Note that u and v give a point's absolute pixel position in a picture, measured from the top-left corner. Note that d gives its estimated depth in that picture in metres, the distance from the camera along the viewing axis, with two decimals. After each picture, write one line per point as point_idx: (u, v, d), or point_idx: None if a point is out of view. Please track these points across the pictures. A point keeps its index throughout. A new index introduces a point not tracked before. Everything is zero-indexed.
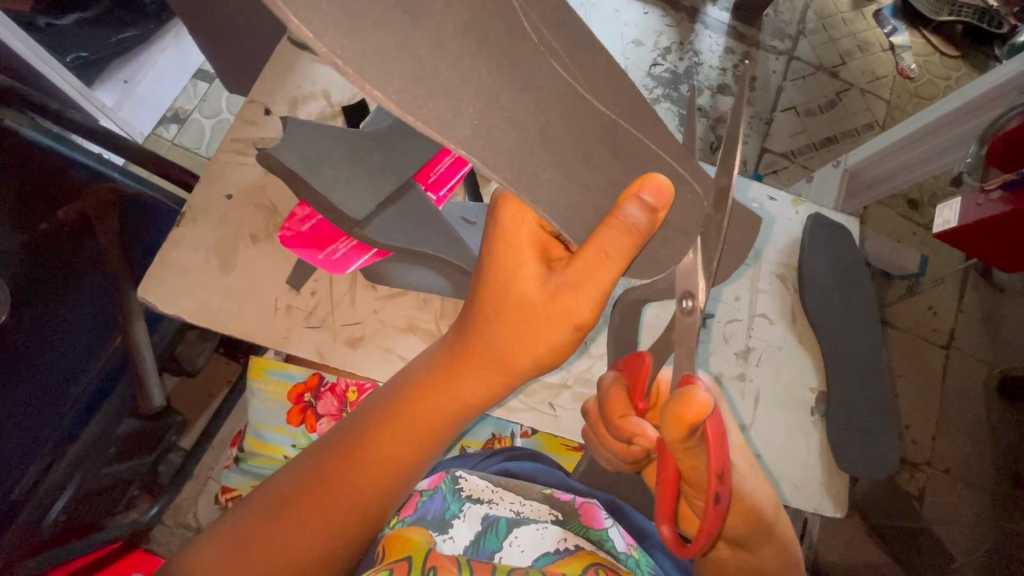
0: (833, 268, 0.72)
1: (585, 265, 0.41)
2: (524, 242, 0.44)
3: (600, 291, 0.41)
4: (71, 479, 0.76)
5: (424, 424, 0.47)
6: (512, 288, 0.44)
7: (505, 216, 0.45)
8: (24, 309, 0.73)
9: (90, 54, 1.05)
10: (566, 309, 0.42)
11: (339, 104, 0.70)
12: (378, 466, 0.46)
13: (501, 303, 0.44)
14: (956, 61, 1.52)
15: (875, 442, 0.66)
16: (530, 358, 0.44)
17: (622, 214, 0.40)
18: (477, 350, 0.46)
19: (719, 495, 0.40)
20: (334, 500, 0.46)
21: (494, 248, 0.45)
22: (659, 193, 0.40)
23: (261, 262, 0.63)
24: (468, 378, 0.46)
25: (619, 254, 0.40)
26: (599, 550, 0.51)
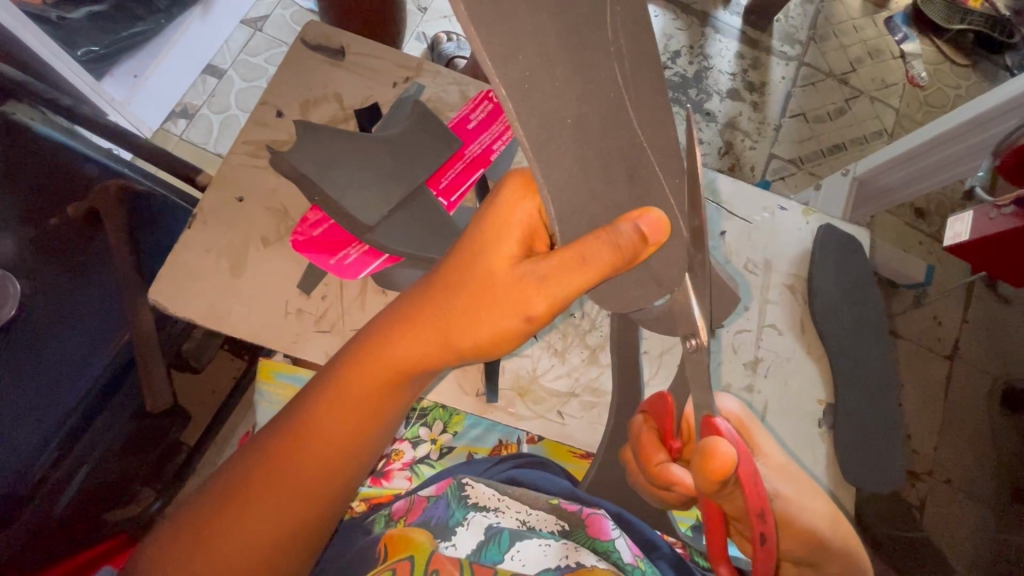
0: (843, 281, 0.71)
1: (560, 265, 0.43)
2: (514, 227, 0.46)
3: (568, 288, 0.43)
4: (82, 466, 0.78)
5: (366, 389, 0.48)
6: (487, 268, 0.45)
7: (500, 201, 0.46)
8: (34, 303, 0.74)
9: (100, 48, 1.06)
10: (538, 297, 0.44)
11: (351, 107, 0.69)
12: (324, 436, 0.48)
13: (466, 280, 0.46)
14: (967, 70, 1.51)
15: (883, 456, 0.66)
16: (488, 336, 0.46)
17: (614, 227, 0.41)
18: (419, 317, 0.47)
19: (764, 537, 0.43)
20: (284, 474, 0.48)
21: (481, 227, 0.46)
22: (655, 226, 0.42)
23: (272, 266, 0.63)
24: (413, 347, 0.47)
25: (593, 260, 0.41)
26: (601, 560, 0.51)
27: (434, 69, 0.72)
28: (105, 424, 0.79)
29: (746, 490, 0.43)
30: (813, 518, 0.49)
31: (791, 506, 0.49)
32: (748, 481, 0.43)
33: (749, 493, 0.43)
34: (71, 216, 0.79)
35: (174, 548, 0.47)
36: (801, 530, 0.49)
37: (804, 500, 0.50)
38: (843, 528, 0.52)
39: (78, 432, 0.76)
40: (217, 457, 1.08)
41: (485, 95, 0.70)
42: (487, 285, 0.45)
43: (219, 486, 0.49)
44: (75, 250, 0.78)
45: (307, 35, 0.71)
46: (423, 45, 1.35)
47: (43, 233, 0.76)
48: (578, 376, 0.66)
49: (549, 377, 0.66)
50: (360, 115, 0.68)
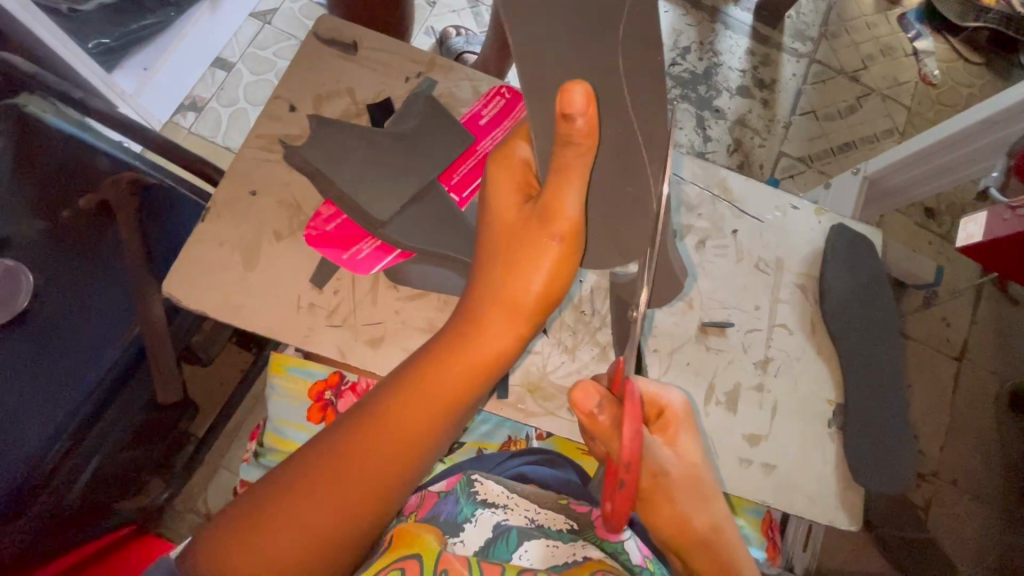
0: (856, 281, 0.71)
1: (552, 181, 0.45)
2: (507, 179, 0.51)
3: (571, 198, 0.45)
4: (93, 458, 0.79)
5: (449, 382, 0.47)
6: (506, 218, 0.50)
7: (491, 164, 0.52)
8: (48, 293, 0.75)
9: (111, 41, 1.06)
10: (555, 222, 0.46)
11: (364, 102, 0.69)
12: (404, 430, 0.46)
13: (488, 231, 0.51)
14: (980, 68, 1.50)
15: (894, 457, 0.66)
16: (532, 279, 0.48)
17: (560, 124, 0.42)
18: (501, 303, 0.48)
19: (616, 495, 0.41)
20: (358, 466, 0.45)
21: (489, 190, 0.52)
22: (583, 96, 0.41)
23: (284, 260, 0.63)
24: (479, 332, 0.48)
25: (573, 163, 0.44)
26: (609, 559, 0.52)
27: (446, 64, 0.72)
28: (117, 414, 0.80)
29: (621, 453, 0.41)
30: (687, 512, 0.48)
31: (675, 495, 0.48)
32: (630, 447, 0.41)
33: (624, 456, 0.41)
34: (83, 208, 0.79)
35: (231, 534, 0.44)
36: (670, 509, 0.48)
37: (691, 498, 0.49)
38: (720, 538, 0.50)
39: (88, 424, 0.77)
40: (226, 449, 1.09)
41: (497, 91, 0.69)
42: (510, 234, 0.50)
43: (284, 472, 0.46)
44: (88, 242, 0.79)
45: (319, 29, 0.71)
46: (432, 40, 1.35)
47: (56, 225, 0.77)
48: (588, 373, 0.66)
49: (559, 374, 0.66)
50: (373, 110, 0.68)
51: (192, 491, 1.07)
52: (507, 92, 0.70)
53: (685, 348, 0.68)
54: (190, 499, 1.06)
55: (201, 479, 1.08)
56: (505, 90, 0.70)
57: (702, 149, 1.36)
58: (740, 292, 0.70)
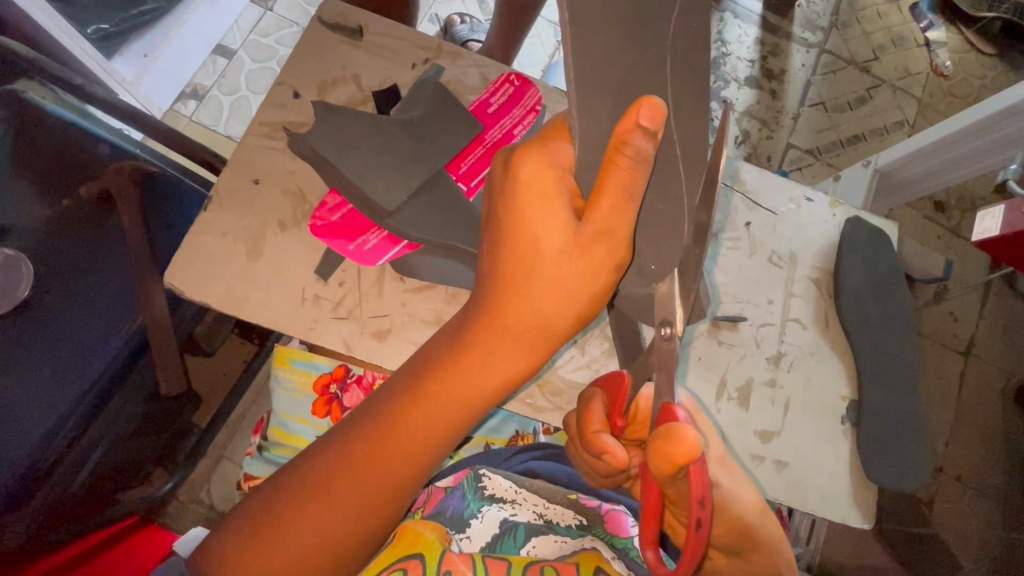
0: (870, 274, 0.70)
1: (614, 204, 0.40)
2: (546, 194, 0.42)
3: (628, 224, 0.41)
4: (98, 447, 0.79)
5: (455, 400, 0.46)
6: (543, 242, 0.43)
7: (523, 172, 0.42)
8: (47, 283, 0.72)
9: (109, 26, 1.05)
10: (607, 250, 0.42)
11: (369, 89, 0.68)
12: (409, 443, 0.47)
13: (527, 255, 0.44)
14: (993, 59, 1.47)
15: (906, 453, 0.65)
16: (574, 309, 0.45)
17: (628, 146, 0.39)
18: (531, 325, 0.45)
19: (699, 523, 0.39)
20: (363, 479, 0.46)
21: (513, 205, 0.43)
22: (654, 114, 0.38)
23: (288, 251, 0.62)
24: (503, 357, 0.46)
25: (636, 187, 0.40)
26: (617, 559, 0.50)
27: (454, 50, 0.70)
28: (121, 403, 0.81)
29: (693, 478, 0.41)
30: (742, 506, 0.48)
31: (726, 496, 0.47)
32: (697, 469, 0.41)
33: (694, 481, 0.41)
34: (84, 196, 0.77)
35: (239, 537, 0.46)
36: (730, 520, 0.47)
37: (739, 491, 0.49)
38: (771, 520, 0.50)
39: (91, 415, 0.77)
40: (228, 441, 1.09)
41: (506, 77, 0.68)
42: (557, 264, 0.43)
43: (288, 478, 0.48)
44: (91, 232, 0.78)
45: (323, 13, 0.69)
46: (436, 27, 1.32)
47: (57, 212, 0.75)
48: (597, 368, 0.65)
49: (568, 369, 0.65)
50: (378, 97, 0.67)
51: (194, 483, 1.06)
52: (516, 80, 0.68)
53: (696, 344, 0.67)
54: (192, 490, 1.06)
55: (203, 471, 1.07)
56: (514, 77, 0.68)
57: None
58: (752, 286, 0.69)
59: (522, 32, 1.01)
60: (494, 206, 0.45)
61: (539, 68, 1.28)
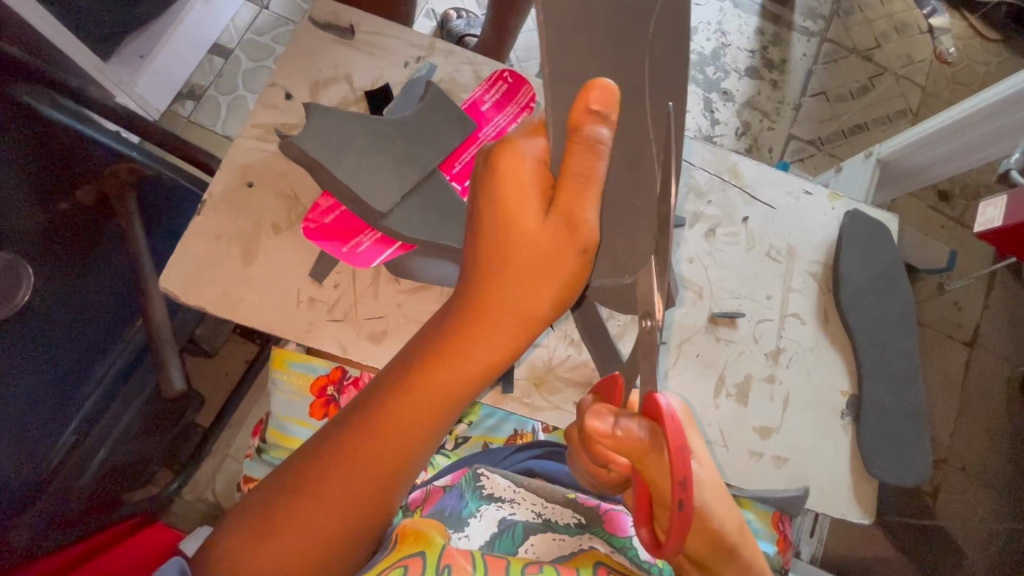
0: (869, 268, 0.69)
1: (575, 187, 0.41)
2: (514, 183, 0.43)
3: (592, 210, 0.42)
4: (104, 445, 0.81)
5: (444, 385, 0.47)
6: (517, 232, 0.44)
7: (500, 165, 0.43)
8: (47, 290, 0.71)
9: (103, 29, 1.01)
10: (574, 236, 0.43)
11: (362, 89, 0.67)
12: (402, 429, 0.47)
13: (501, 247, 0.45)
14: (997, 46, 1.45)
15: (908, 447, 0.65)
16: (549, 297, 0.45)
17: (581, 128, 0.40)
18: (507, 312, 0.46)
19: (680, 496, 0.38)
20: (358, 468, 0.47)
21: (487, 198, 0.45)
22: (605, 95, 0.39)
23: (283, 254, 0.62)
24: (477, 342, 0.46)
25: (594, 169, 0.41)
26: (614, 552, 0.52)
27: (447, 48, 0.70)
28: (122, 408, 0.82)
29: (673, 453, 0.40)
30: (720, 515, 0.47)
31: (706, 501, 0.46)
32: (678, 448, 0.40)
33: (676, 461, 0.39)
34: (81, 200, 0.77)
35: (239, 537, 0.46)
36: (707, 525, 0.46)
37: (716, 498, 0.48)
38: (749, 542, 0.49)
39: (91, 420, 0.78)
40: (232, 440, 1.09)
41: (499, 75, 0.67)
42: (531, 254, 0.44)
43: (284, 474, 0.48)
44: (91, 235, 0.78)
45: (315, 13, 0.68)
46: (432, 23, 1.32)
47: (54, 218, 0.73)
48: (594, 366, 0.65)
49: (565, 368, 0.65)
50: (371, 97, 0.67)
51: (199, 482, 1.07)
52: (510, 77, 0.67)
53: (694, 340, 0.66)
54: (197, 490, 1.06)
55: (207, 471, 1.08)
56: (508, 74, 0.67)
57: (709, 133, 1.32)
58: (751, 281, 0.69)
59: (517, 27, 1.00)
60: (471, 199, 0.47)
61: (537, 62, 1.27)
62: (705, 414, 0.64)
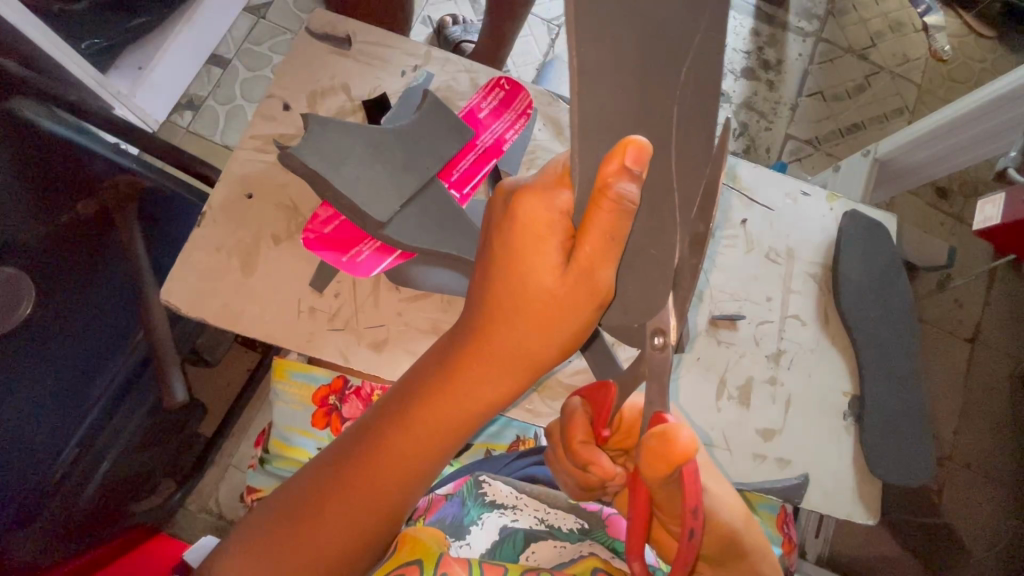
0: (869, 268, 0.69)
1: (595, 246, 0.41)
2: (529, 230, 0.42)
3: (611, 269, 0.42)
4: (105, 456, 0.80)
5: (443, 417, 0.47)
6: (531, 281, 0.43)
7: (518, 211, 0.42)
8: (50, 301, 0.71)
9: (103, 41, 1.02)
10: (589, 292, 0.43)
11: (359, 98, 0.68)
12: (400, 458, 0.47)
13: (508, 294, 0.44)
14: (991, 42, 1.45)
15: (911, 447, 0.65)
16: (555, 345, 0.45)
17: (612, 189, 0.39)
18: (509, 356, 0.46)
19: (691, 530, 0.39)
20: (355, 496, 0.47)
21: (505, 242, 0.43)
22: (640, 154, 0.39)
23: (283, 264, 0.62)
24: (486, 385, 0.47)
25: (619, 231, 0.41)
26: (615, 558, 0.52)
27: (443, 57, 0.71)
28: (124, 419, 0.82)
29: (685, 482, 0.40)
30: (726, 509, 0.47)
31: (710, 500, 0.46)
32: (691, 475, 0.40)
33: (688, 489, 0.40)
34: (81, 213, 0.77)
35: (242, 558, 0.46)
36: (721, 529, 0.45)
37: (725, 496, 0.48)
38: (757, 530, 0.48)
39: (94, 433, 0.78)
40: (234, 448, 1.09)
41: (495, 82, 0.68)
42: (544, 304, 0.43)
43: (280, 501, 0.48)
44: (91, 247, 0.78)
45: (312, 24, 0.69)
46: (429, 29, 1.32)
47: (56, 228, 0.74)
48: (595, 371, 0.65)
49: (566, 373, 0.65)
50: (368, 107, 0.67)
51: (202, 491, 1.07)
52: (507, 83, 0.68)
53: (695, 343, 0.67)
54: (200, 499, 1.06)
55: (210, 479, 1.08)
56: (504, 82, 0.68)
57: None
58: (750, 283, 0.69)
59: (513, 33, 1.00)
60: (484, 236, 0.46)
61: (533, 66, 1.27)
62: (707, 417, 0.64)
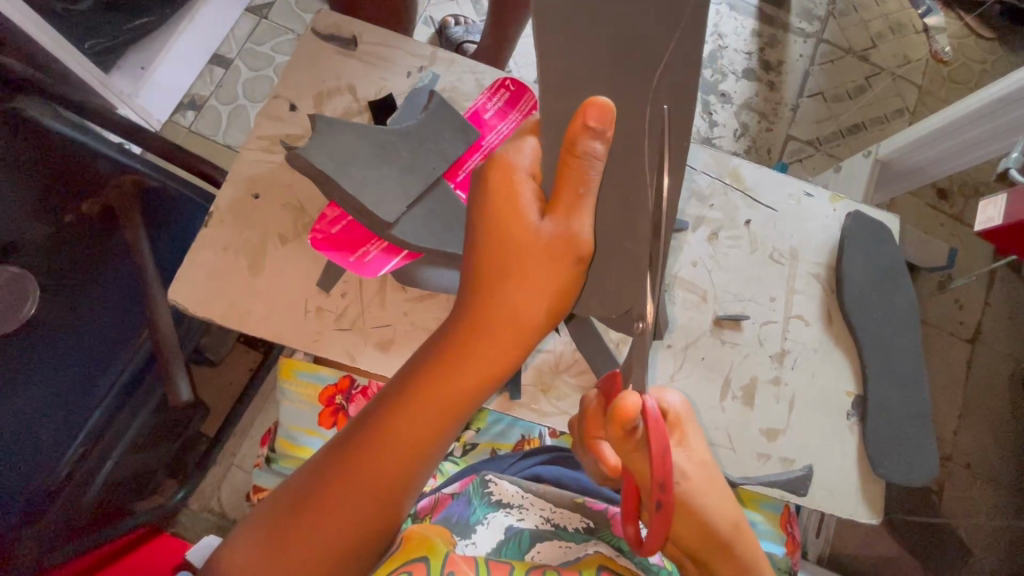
0: (872, 268, 0.69)
1: (570, 198, 0.46)
2: (507, 198, 0.48)
3: (587, 220, 0.47)
4: (111, 455, 0.80)
5: (446, 405, 0.48)
6: (516, 245, 0.47)
7: (494, 182, 0.49)
8: (55, 301, 0.72)
9: (107, 41, 1.01)
10: (569, 245, 0.47)
11: (365, 99, 0.68)
12: (403, 445, 0.48)
13: (496, 259, 0.48)
14: (991, 44, 1.46)
15: (915, 447, 0.65)
16: (545, 308, 0.48)
17: (580, 145, 0.43)
18: (501, 321, 0.48)
19: (658, 503, 0.39)
20: (358, 484, 0.47)
21: (490, 214, 0.48)
22: (601, 113, 0.43)
23: (289, 264, 0.63)
24: (487, 364, 0.48)
25: (590, 182, 0.45)
26: (620, 556, 0.52)
27: (448, 58, 0.71)
28: (128, 419, 0.81)
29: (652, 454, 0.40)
30: (715, 515, 0.46)
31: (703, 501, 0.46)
32: (659, 455, 0.40)
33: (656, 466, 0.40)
34: (86, 213, 0.77)
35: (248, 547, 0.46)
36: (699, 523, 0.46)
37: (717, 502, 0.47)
38: (746, 540, 0.48)
39: (100, 432, 0.78)
40: (238, 447, 1.09)
41: (501, 82, 0.68)
42: (529, 262, 0.47)
43: (286, 494, 0.48)
44: (96, 246, 0.78)
45: (317, 24, 0.69)
46: (431, 30, 1.32)
47: (61, 228, 0.74)
48: None
49: (571, 373, 0.65)
50: (374, 107, 0.67)
51: (205, 491, 1.07)
52: (512, 84, 0.68)
53: (700, 343, 0.67)
54: (203, 498, 1.06)
55: (213, 479, 1.08)
56: (510, 82, 0.68)
57: (708, 135, 1.34)
58: (754, 283, 0.69)
59: (515, 34, 1.01)
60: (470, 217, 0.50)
61: (535, 67, 1.27)
62: (712, 417, 0.65)
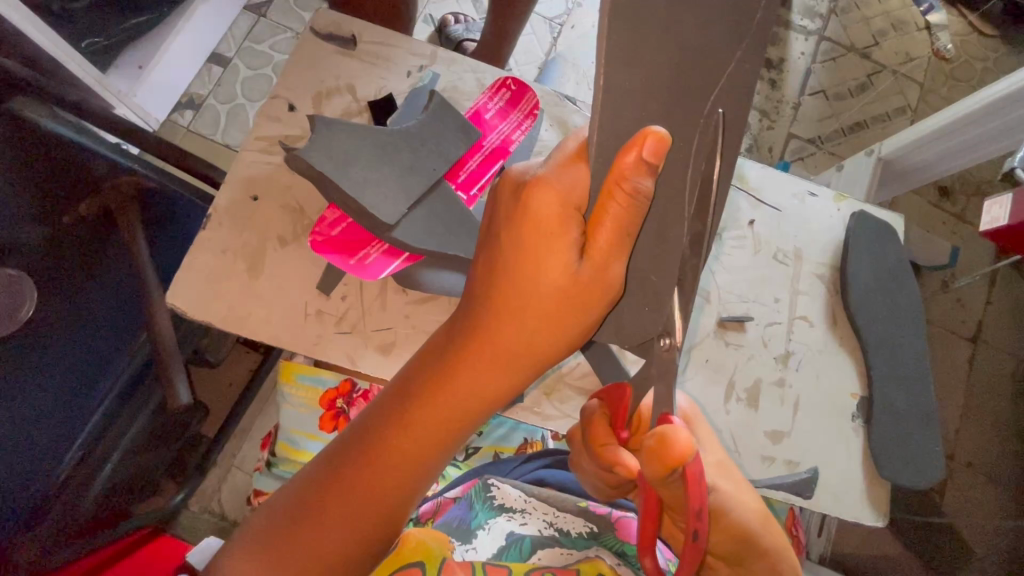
0: (877, 269, 0.69)
1: (609, 237, 0.43)
2: (535, 223, 0.43)
3: (621, 262, 0.44)
4: (109, 458, 0.79)
5: (446, 414, 0.47)
6: (542, 277, 0.44)
7: (528, 204, 0.43)
8: (53, 304, 0.71)
9: (103, 40, 1.01)
10: (600, 286, 0.44)
11: (365, 99, 0.67)
12: (402, 455, 0.47)
13: (519, 290, 0.45)
14: (994, 41, 1.45)
15: (921, 449, 0.65)
16: (564, 338, 0.46)
17: (628, 182, 0.40)
18: (518, 351, 0.46)
19: (696, 531, 0.39)
20: (357, 492, 0.47)
21: (516, 237, 0.44)
22: (657, 147, 0.40)
23: (288, 267, 0.62)
24: (493, 383, 0.47)
25: (632, 224, 0.42)
26: (621, 564, 0.51)
27: (448, 57, 0.70)
28: (127, 421, 0.81)
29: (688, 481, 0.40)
30: (744, 512, 0.47)
31: (725, 502, 0.47)
32: (694, 474, 0.40)
33: (691, 486, 0.40)
34: (84, 214, 0.77)
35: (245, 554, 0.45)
36: (730, 526, 0.46)
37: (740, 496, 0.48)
38: (775, 531, 0.49)
39: (98, 435, 0.77)
40: (237, 448, 1.09)
41: (503, 82, 0.67)
42: (554, 296, 0.44)
43: (287, 502, 0.47)
44: (92, 248, 0.77)
45: (317, 24, 0.68)
46: (430, 28, 1.31)
47: (57, 230, 0.74)
48: None
49: (574, 376, 0.64)
50: (375, 108, 0.67)
51: (204, 492, 1.07)
52: (513, 83, 0.67)
53: (703, 344, 0.66)
54: (203, 500, 1.06)
55: (212, 480, 1.08)
56: (511, 82, 0.67)
57: None
58: (758, 284, 0.69)
59: (516, 32, 1.00)
60: (488, 231, 0.47)
61: (535, 65, 1.27)
62: (716, 419, 0.64)
